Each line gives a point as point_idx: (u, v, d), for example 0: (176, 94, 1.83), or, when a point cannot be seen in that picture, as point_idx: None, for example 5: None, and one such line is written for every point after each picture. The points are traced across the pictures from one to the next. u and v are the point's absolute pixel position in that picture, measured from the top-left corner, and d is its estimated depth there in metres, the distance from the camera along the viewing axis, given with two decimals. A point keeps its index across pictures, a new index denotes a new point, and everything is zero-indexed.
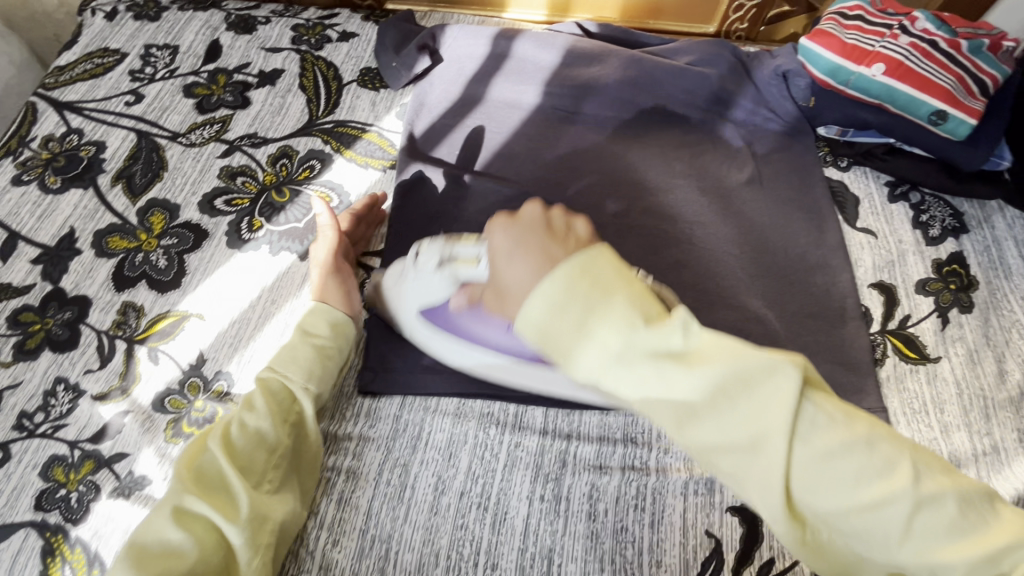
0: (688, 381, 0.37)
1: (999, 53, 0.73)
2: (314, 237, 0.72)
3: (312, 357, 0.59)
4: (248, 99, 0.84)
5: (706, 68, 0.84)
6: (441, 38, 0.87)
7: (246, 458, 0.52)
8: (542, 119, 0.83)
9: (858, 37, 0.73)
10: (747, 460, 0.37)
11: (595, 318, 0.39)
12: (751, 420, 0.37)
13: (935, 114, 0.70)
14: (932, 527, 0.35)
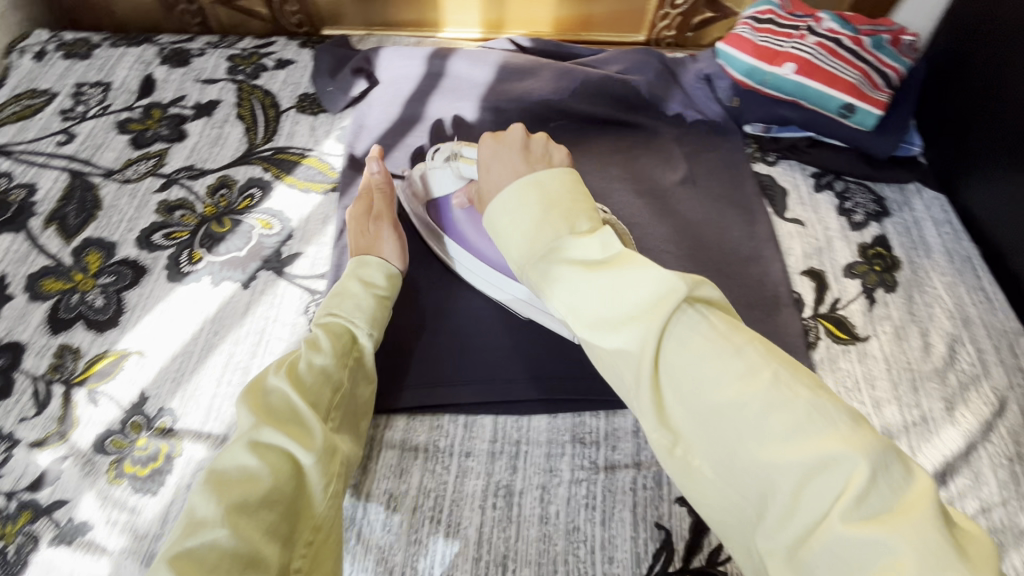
0: (588, 278, 0.44)
1: (900, 47, 0.78)
2: (256, 264, 0.72)
3: (373, 304, 0.63)
4: (184, 132, 0.84)
5: (635, 75, 0.87)
6: (376, 60, 0.88)
7: (316, 396, 0.54)
8: (481, 133, 0.85)
9: (769, 40, 0.78)
10: (624, 355, 0.42)
11: (530, 224, 0.48)
12: (630, 311, 0.42)
13: (844, 107, 0.76)
14: (781, 425, 0.36)
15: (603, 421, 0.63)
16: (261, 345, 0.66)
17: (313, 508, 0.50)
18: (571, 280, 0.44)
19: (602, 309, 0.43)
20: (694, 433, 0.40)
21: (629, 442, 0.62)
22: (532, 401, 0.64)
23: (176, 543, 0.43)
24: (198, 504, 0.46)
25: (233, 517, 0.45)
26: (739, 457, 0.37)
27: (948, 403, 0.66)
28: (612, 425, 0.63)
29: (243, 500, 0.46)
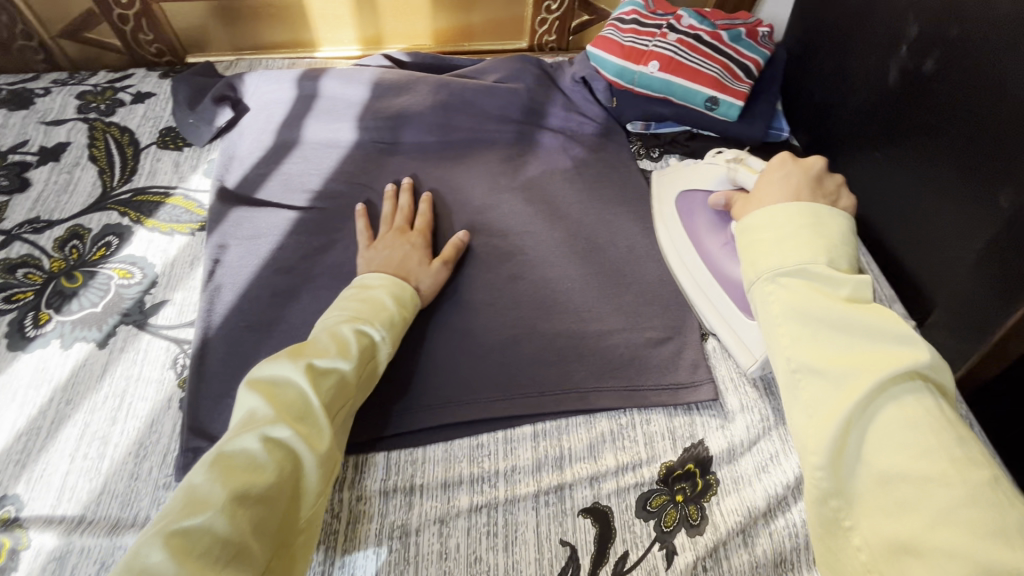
0: (837, 315, 0.46)
1: (757, 38, 0.81)
2: (114, 319, 0.65)
3: (400, 320, 0.60)
4: (27, 181, 0.76)
5: (514, 83, 0.86)
6: (242, 87, 0.83)
7: (333, 400, 0.51)
8: (362, 155, 0.82)
9: (634, 39, 0.80)
10: (830, 399, 0.43)
11: (792, 243, 0.52)
12: (839, 356, 0.45)
13: (709, 100, 0.79)
14: (960, 509, 0.35)
15: (501, 441, 0.61)
16: (122, 409, 0.60)
17: (298, 514, 0.46)
18: (803, 309, 0.48)
19: (826, 344, 0.46)
20: (855, 485, 0.41)
21: (528, 459, 0.60)
22: (427, 430, 0.61)
23: (170, 521, 0.40)
24: (198, 483, 0.42)
25: (232, 506, 0.41)
26: (904, 527, 0.37)
27: None
28: (511, 444, 0.61)
29: (243, 492, 0.42)
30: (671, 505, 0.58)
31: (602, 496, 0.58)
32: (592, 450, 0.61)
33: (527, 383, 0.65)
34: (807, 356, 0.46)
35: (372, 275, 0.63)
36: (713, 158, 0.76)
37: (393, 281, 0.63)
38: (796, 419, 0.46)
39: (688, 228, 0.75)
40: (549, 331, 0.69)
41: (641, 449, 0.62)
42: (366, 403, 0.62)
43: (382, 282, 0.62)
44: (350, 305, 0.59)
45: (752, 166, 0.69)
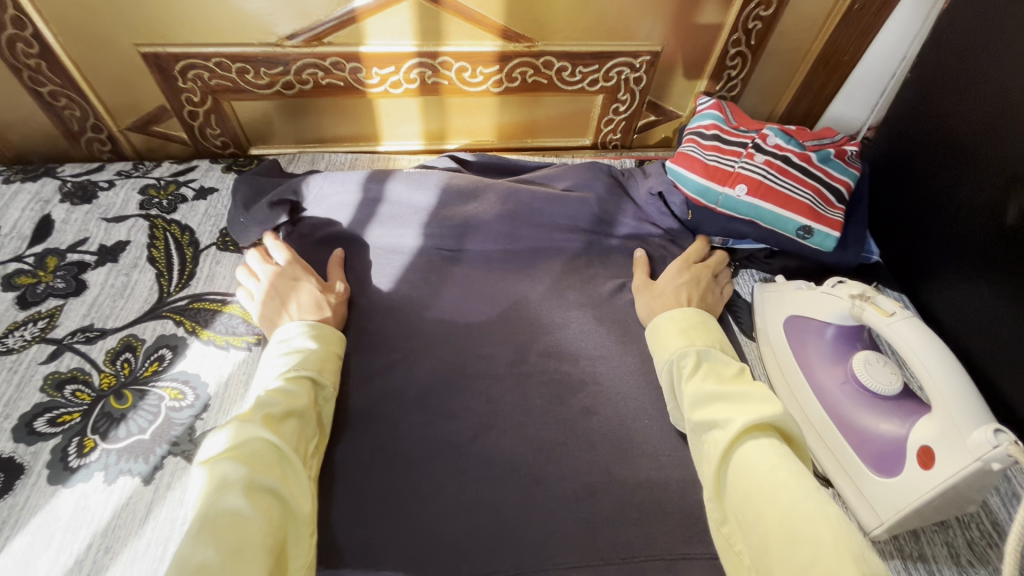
0: (713, 383, 0.57)
1: (846, 158, 0.77)
2: (162, 449, 0.61)
3: (335, 359, 0.65)
4: (83, 283, 0.74)
5: (583, 192, 0.83)
6: (305, 190, 0.80)
7: (294, 443, 0.54)
8: (425, 263, 0.79)
9: (717, 158, 0.78)
10: (721, 443, 0.52)
11: (674, 333, 0.64)
12: (717, 407, 0.55)
13: (802, 229, 0.73)
14: (786, 520, 0.45)
15: None
16: (164, 562, 0.54)
17: (297, 552, 0.48)
18: (697, 378, 0.59)
19: (705, 402, 0.56)
20: (733, 508, 0.50)
21: None
22: None
23: None
24: (189, 550, 0.43)
25: (233, 562, 0.43)
26: (768, 534, 0.46)
27: (953, 549, 0.60)
28: None
29: (239, 545, 0.44)
30: None
31: None
32: None
33: (608, 545, 0.58)
34: (692, 410, 0.56)
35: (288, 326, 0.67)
36: (830, 286, 0.66)
37: (307, 324, 0.65)
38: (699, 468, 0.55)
39: (797, 353, 0.69)
40: (628, 481, 0.62)
41: None
42: (433, 565, 0.55)
43: (311, 328, 0.65)
44: (285, 357, 0.62)
45: (882, 306, 0.61)
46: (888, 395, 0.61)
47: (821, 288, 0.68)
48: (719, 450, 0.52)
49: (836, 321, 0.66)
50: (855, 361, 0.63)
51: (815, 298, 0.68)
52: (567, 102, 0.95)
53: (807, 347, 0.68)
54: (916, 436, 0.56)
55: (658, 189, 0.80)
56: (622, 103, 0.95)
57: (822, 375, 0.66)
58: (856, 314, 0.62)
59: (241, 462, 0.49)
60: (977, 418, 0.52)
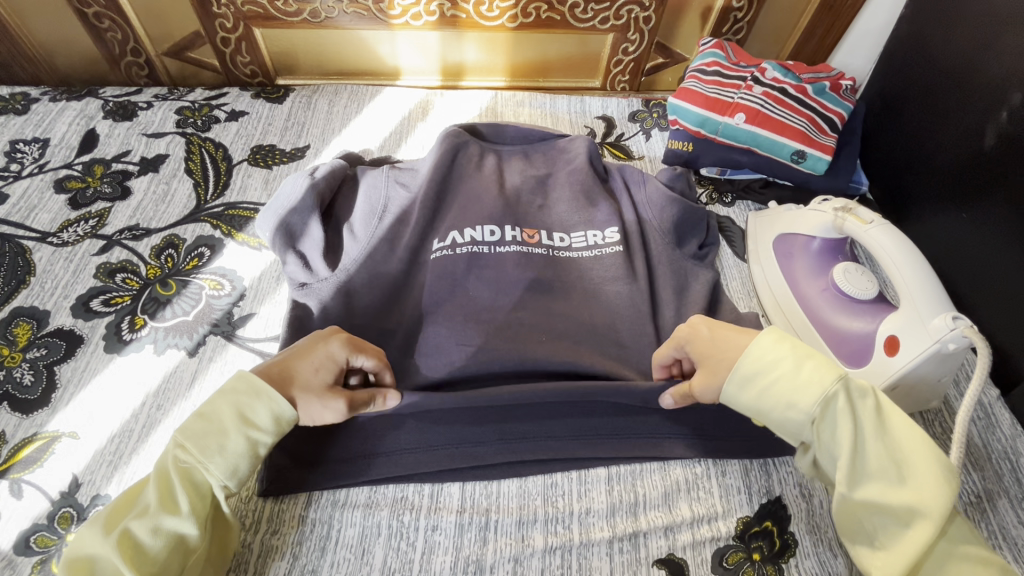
0: (864, 456, 0.50)
1: (841, 91, 0.81)
2: (204, 329, 0.68)
3: (238, 447, 0.50)
4: (127, 189, 0.80)
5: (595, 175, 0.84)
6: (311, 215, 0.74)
7: (160, 566, 0.46)
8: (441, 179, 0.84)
9: (718, 91, 0.81)
10: (903, 539, 0.48)
11: (800, 374, 0.52)
12: (881, 473, 0.50)
13: (796, 153, 0.79)
14: None
15: (575, 481, 0.61)
16: None
17: None
18: (844, 444, 0.50)
19: (861, 475, 0.50)
20: None
21: (602, 502, 0.60)
22: (502, 464, 0.61)
23: None
24: None
25: None
26: None
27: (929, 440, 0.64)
28: (585, 485, 0.61)
29: None
30: (748, 563, 0.56)
31: (678, 548, 0.57)
32: (666, 498, 0.61)
33: (603, 424, 0.64)
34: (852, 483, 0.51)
35: (226, 382, 0.53)
36: (818, 204, 0.72)
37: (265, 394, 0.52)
38: (844, 522, 0.52)
39: (782, 265, 0.74)
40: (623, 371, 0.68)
41: (717, 501, 0.60)
42: (443, 431, 0.62)
43: (234, 393, 0.51)
44: (185, 428, 0.50)
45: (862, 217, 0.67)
46: (864, 298, 0.66)
47: (809, 207, 0.73)
48: (904, 552, 0.47)
49: (821, 235, 0.71)
50: (834, 269, 0.68)
51: (805, 218, 0.73)
52: (578, 41, 0.99)
53: (792, 263, 0.73)
54: (885, 328, 0.62)
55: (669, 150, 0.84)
56: (631, 44, 0.98)
57: (806, 287, 0.71)
58: (838, 225, 0.68)
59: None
60: (940, 307, 0.57)
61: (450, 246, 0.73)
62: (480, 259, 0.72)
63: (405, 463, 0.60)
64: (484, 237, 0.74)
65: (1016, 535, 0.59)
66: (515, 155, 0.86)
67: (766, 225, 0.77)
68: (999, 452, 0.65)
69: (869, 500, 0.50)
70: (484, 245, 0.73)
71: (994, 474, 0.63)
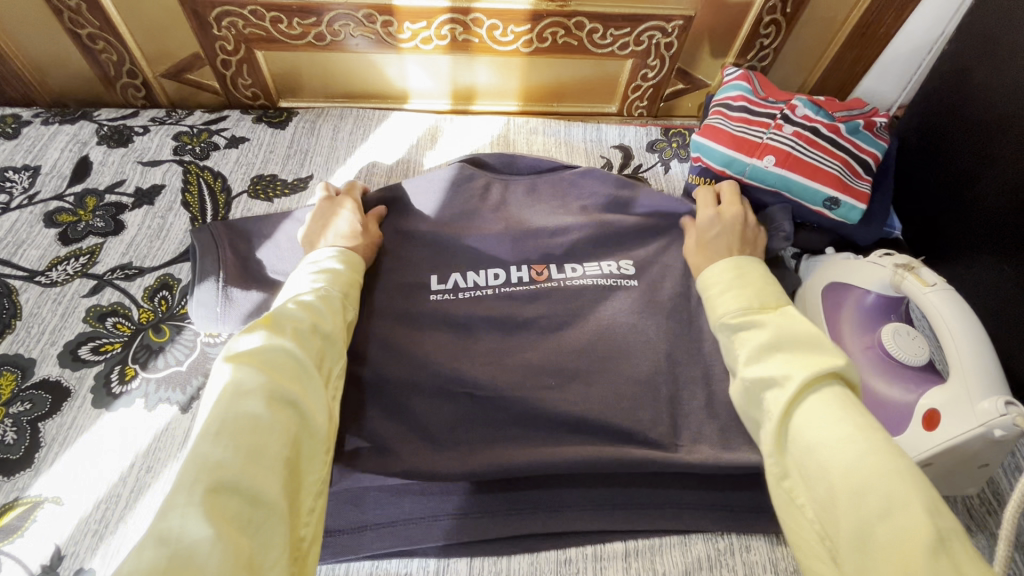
0: (759, 338, 0.53)
1: (874, 129, 0.76)
2: (198, 381, 0.64)
3: (345, 283, 0.63)
4: (121, 223, 0.76)
5: (611, 210, 0.80)
6: None
7: (317, 359, 0.53)
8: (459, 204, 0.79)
9: (745, 129, 0.76)
10: (778, 399, 0.48)
11: (725, 293, 0.60)
12: (770, 351, 0.51)
13: (829, 200, 0.73)
14: (867, 505, 0.39)
15: (590, 556, 0.57)
16: None
17: (311, 468, 0.46)
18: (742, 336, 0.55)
19: (754, 358, 0.52)
20: (797, 461, 0.45)
21: None
22: (512, 537, 0.58)
23: (193, 485, 0.39)
24: (209, 446, 0.41)
25: (247, 463, 0.41)
26: (832, 483, 0.42)
27: (973, 518, 0.60)
28: (601, 561, 0.57)
29: (257, 451, 0.42)
30: None
31: None
32: None
33: (619, 493, 0.60)
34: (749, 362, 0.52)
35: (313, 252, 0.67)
36: (877, 257, 0.67)
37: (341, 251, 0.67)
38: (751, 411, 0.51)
39: (830, 312, 0.70)
40: None
41: None
42: (449, 499, 0.58)
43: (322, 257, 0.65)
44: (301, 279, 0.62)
45: (924, 277, 0.62)
46: (914, 364, 0.61)
47: (869, 258, 0.68)
48: (779, 408, 0.47)
49: (876, 290, 0.66)
50: (885, 329, 0.63)
51: (863, 269, 0.68)
52: (595, 65, 0.94)
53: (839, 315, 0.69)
54: (926, 400, 0.57)
55: (690, 185, 0.79)
56: (651, 70, 0.94)
57: (849, 344, 0.66)
58: (896, 283, 0.63)
59: (258, 371, 0.46)
60: (993, 389, 0.53)
61: (450, 290, 0.71)
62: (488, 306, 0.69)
63: (408, 535, 0.56)
64: (488, 281, 0.72)
65: None
66: (526, 188, 0.82)
67: (822, 269, 0.73)
68: None
69: (755, 372, 0.51)
70: (488, 289, 0.71)
71: None
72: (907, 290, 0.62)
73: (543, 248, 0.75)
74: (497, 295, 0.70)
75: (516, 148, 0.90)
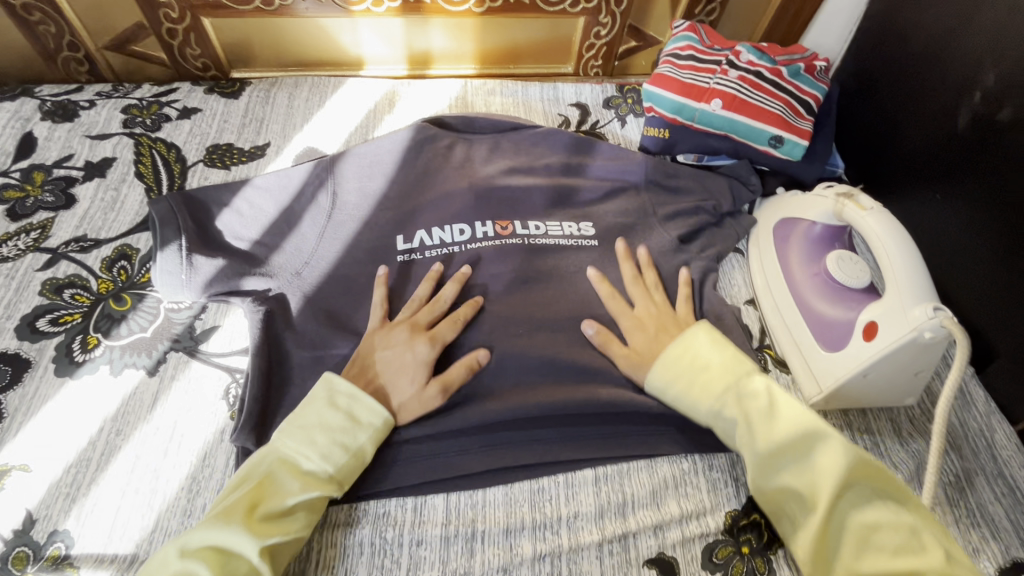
0: (757, 430, 0.55)
1: (815, 72, 0.80)
2: (164, 345, 0.64)
3: (356, 448, 0.55)
4: (72, 197, 0.75)
5: (570, 164, 0.82)
6: (276, 234, 0.71)
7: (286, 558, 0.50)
8: (420, 162, 0.79)
9: (693, 76, 0.79)
10: (790, 474, 0.53)
11: (696, 389, 0.59)
12: (774, 431, 0.55)
13: (773, 139, 0.77)
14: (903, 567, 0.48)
15: (562, 485, 0.60)
16: (175, 441, 0.58)
17: None
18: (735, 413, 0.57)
19: (762, 442, 0.55)
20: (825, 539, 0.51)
21: (591, 505, 0.59)
22: (486, 472, 0.60)
23: None
24: None
25: None
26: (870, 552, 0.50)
27: (913, 424, 0.64)
28: (572, 488, 0.60)
29: None
30: (738, 556, 0.57)
31: (668, 546, 0.57)
32: (654, 497, 0.60)
33: (587, 425, 0.63)
34: (760, 458, 0.54)
35: (319, 386, 0.58)
36: (822, 190, 0.71)
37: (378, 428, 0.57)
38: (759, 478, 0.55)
39: (778, 247, 0.73)
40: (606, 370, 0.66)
41: (705, 496, 0.60)
42: (423, 441, 0.60)
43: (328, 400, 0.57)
44: (305, 434, 0.55)
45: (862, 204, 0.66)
46: (855, 286, 0.65)
47: (813, 193, 0.72)
48: (807, 500, 0.52)
49: (821, 221, 0.70)
50: (829, 256, 0.67)
51: (810, 202, 0.71)
52: (548, 24, 0.95)
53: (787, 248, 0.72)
54: (864, 316, 0.61)
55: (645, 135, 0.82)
56: (603, 27, 0.95)
57: (797, 274, 0.70)
58: (838, 212, 0.67)
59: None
60: (922, 297, 0.57)
61: (417, 249, 0.72)
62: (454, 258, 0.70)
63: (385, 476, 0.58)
64: (455, 237, 0.72)
65: (992, 512, 0.60)
66: (486, 146, 0.83)
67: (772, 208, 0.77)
68: (974, 430, 0.66)
69: (767, 451, 0.54)
70: (454, 246, 0.72)
71: (971, 453, 0.64)
72: (848, 217, 0.66)
73: (504, 202, 0.77)
74: (464, 251, 0.71)
75: (474, 109, 0.91)
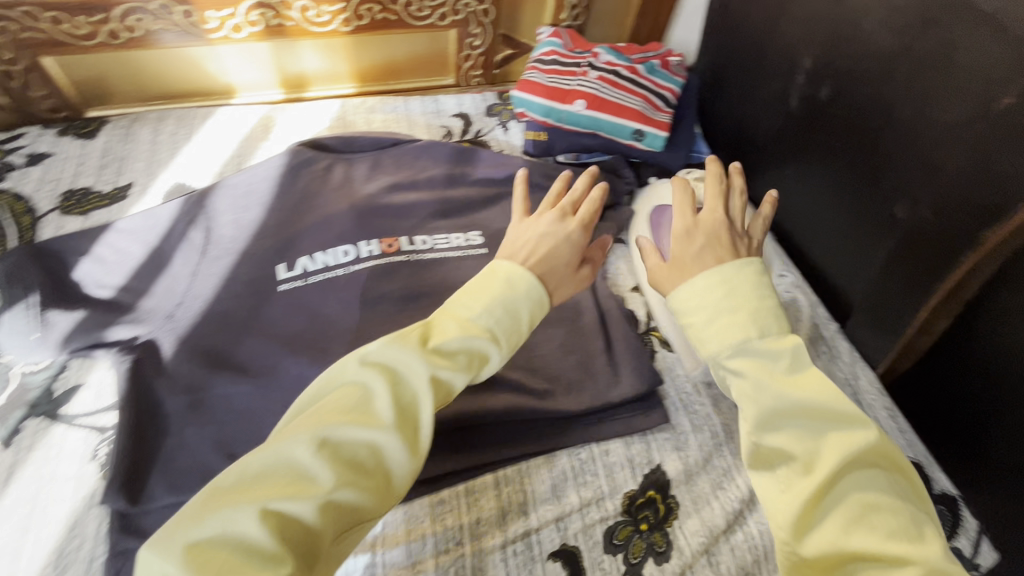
0: (781, 389, 0.42)
1: (670, 68, 0.85)
2: (19, 413, 0.61)
3: (497, 312, 0.47)
4: None
5: (453, 175, 0.83)
6: (142, 278, 0.68)
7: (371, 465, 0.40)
8: (298, 187, 0.77)
9: (557, 80, 0.83)
10: (796, 450, 0.40)
11: (722, 319, 0.44)
12: (805, 387, 0.42)
13: (635, 132, 0.81)
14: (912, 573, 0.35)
15: (463, 493, 0.60)
16: (36, 514, 0.55)
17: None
18: (758, 357, 0.43)
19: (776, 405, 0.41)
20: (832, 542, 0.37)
21: (493, 508, 0.59)
22: None
23: None
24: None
25: None
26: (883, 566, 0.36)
27: None
28: (474, 495, 0.60)
29: None
30: (637, 535, 0.59)
31: (570, 537, 0.58)
32: (555, 490, 0.61)
33: (485, 430, 0.64)
34: (762, 419, 0.41)
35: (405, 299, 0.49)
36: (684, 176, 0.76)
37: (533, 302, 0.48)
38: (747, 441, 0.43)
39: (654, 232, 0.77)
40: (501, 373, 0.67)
41: (603, 481, 0.62)
42: None
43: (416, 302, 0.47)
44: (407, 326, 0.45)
45: None
46: None
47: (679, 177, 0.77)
48: (811, 485, 0.39)
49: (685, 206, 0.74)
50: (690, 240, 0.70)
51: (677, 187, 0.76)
52: (421, 39, 0.96)
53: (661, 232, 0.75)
54: None
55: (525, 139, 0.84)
56: (476, 38, 0.97)
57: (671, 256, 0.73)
58: None
59: (354, 436, 0.39)
60: None
61: (300, 275, 0.69)
62: (337, 281, 0.69)
63: None
64: (338, 260, 0.71)
65: None
66: (367, 164, 0.82)
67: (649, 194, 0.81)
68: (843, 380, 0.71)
69: (774, 411, 0.41)
70: (339, 268, 0.70)
71: None
72: None
73: (387, 218, 0.76)
74: (349, 272, 0.70)
75: (355, 128, 0.90)
